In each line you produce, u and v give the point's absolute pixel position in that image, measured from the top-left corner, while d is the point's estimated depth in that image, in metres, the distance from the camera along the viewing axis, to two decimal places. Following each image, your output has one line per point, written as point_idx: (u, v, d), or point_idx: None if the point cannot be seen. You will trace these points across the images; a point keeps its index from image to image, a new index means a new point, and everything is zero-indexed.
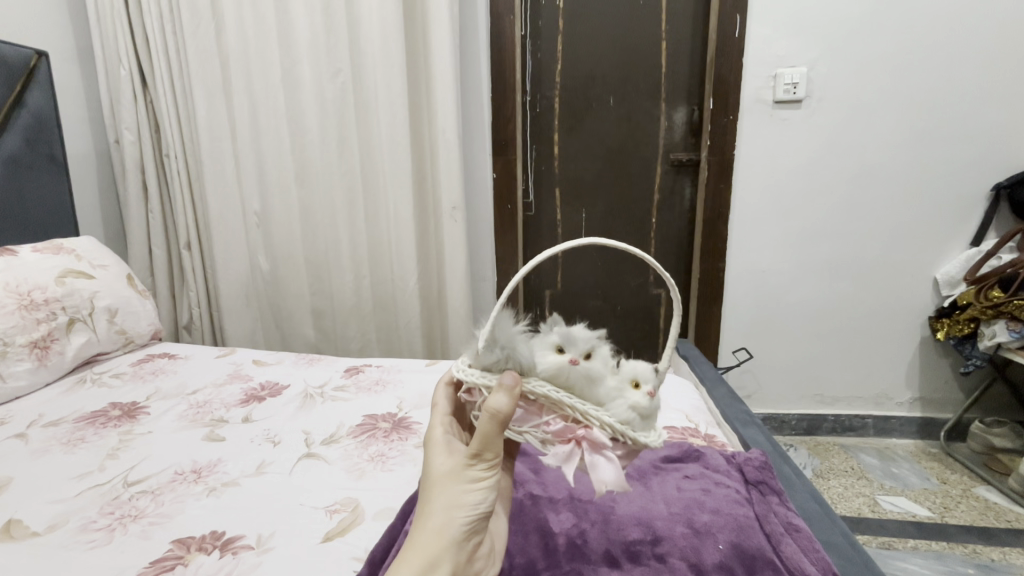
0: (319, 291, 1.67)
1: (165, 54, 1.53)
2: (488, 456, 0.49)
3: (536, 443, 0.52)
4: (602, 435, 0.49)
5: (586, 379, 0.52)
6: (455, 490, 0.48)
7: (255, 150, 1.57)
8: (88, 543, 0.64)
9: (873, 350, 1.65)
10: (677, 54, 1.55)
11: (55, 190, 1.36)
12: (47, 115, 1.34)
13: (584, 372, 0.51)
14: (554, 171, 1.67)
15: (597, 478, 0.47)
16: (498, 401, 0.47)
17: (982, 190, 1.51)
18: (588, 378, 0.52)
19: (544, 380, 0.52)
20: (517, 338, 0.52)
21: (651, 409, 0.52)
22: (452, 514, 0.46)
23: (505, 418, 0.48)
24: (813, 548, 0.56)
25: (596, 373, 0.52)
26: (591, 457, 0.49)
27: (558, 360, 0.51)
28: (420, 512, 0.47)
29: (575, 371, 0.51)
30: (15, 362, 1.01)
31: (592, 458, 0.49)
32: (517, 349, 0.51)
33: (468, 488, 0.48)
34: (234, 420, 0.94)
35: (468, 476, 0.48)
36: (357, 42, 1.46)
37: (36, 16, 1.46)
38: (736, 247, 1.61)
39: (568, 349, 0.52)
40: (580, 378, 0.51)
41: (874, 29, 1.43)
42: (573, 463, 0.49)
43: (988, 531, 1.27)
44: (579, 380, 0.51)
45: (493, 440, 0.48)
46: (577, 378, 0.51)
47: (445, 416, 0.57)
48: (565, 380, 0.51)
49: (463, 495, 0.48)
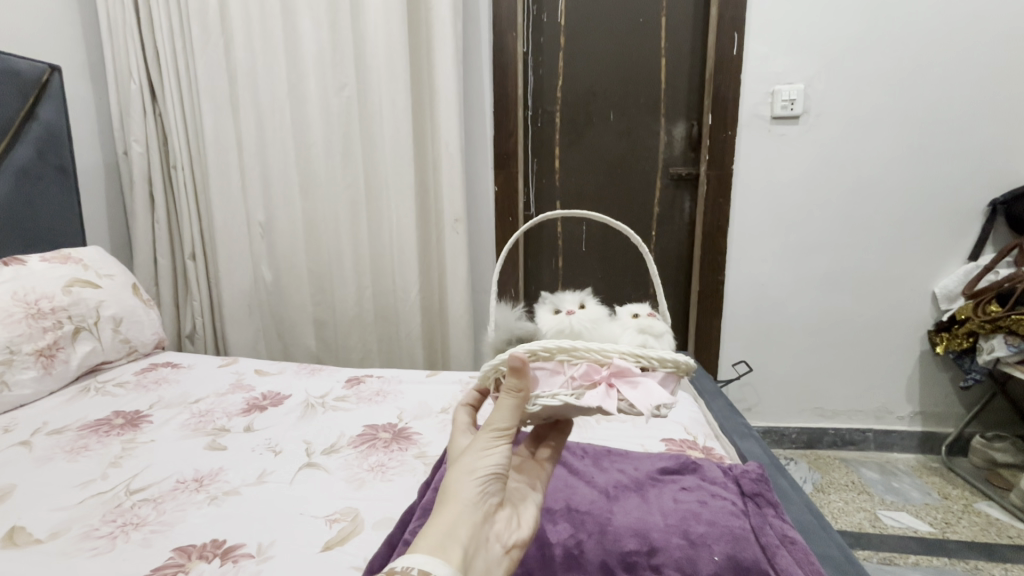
0: (321, 302, 1.69)
1: (174, 69, 1.56)
2: (500, 424, 0.49)
3: (568, 396, 0.51)
4: (628, 363, 0.51)
5: (590, 323, 0.62)
6: (473, 462, 0.48)
7: (261, 163, 1.60)
8: (90, 551, 0.64)
9: (872, 362, 1.66)
10: (677, 70, 1.58)
11: (66, 201, 1.39)
12: (59, 128, 1.37)
13: (587, 317, 0.63)
14: (555, 185, 1.69)
15: (642, 404, 0.49)
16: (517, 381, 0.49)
17: (978, 206, 1.52)
18: (592, 322, 0.62)
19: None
20: (514, 320, 0.66)
21: (659, 330, 0.62)
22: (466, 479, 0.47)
23: (523, 388, 0.50)
24: (808, 561, 0.56)
25: (595, 317, 0.63)
26: (598, 391, 0.50)
27: (557, 319, 0.63)
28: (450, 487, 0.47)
29: (574, 318, 0.62)
30: (20, 370, 1.02)
31: (614, 391, 0.51)
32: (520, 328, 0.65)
33: (480, 457, 0.48)
34: (235, 429, 0.95)
35: (480, 445, 0.48)
36: (363, 58, 1.50)
37: (47, 32, 1.50)
38: (736, 259, 1.62)
39: (543, 312, 0.65)
40: (585, 322, 0.62)
41: (868, 48, 1.46)
42: (612, 400, 0.50)
43: (991, 547, 1.26)
44: (583, 323, 0.62)
45: (503, 407, 0.50)
46: (581, 323, 0.62)
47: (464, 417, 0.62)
48: (572, 331, 0.61)
49: (476, 467, 0.48)
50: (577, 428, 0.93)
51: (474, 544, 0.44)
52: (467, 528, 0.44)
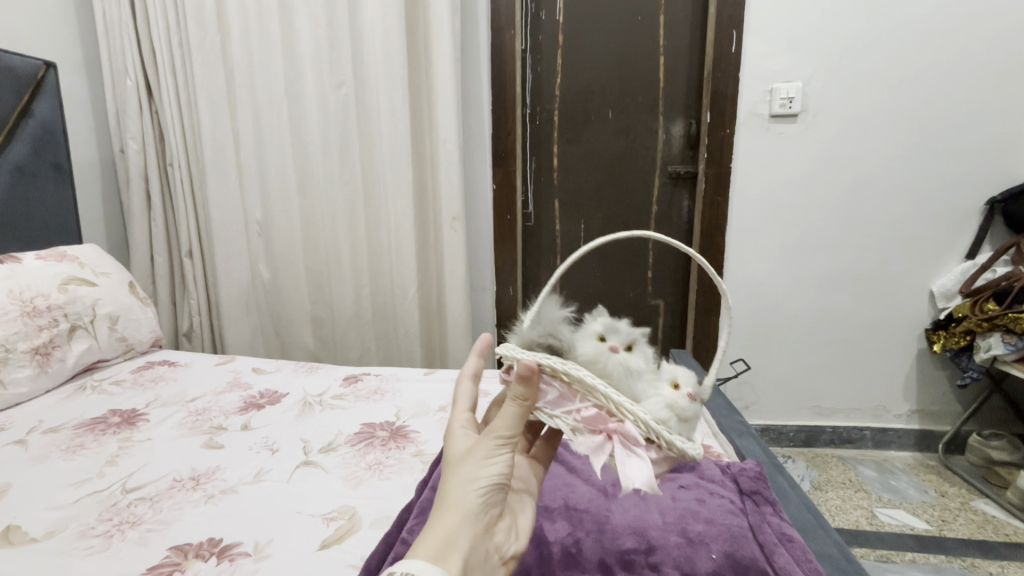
0: (319, 300, 1.68)
1: (171, 66, 1.55)
2: (503, 432, 0.49)
3: (565, 428, 0.53)
4: (634, 431, 0.49)
5: (625, 369, 0.55)
6: (475, 471, 0.47)
7: (258, 161, 1.59)
8: (86, 549, 0.64)
9: (870, 361, 1.66)
10: (675, 68, 1.57)
11: (62, 198, 1.38)
12: (55, 125, 1.37)
13: (627, 362, 0.56)
14: (553, 183, 1.68)
15: (626, 475, 0.48)
16: (523, 392, 0.49)
17: (976, 205, 1.52)
18: (627, 368, 0.55)
19: (544, 344, 0.56)
20: (560, 323, 0.58)
21: (690, 411, 0.54)
22: (468, 488, 0.46)
23: (529, 399, 0.49)
24: (805, 558, 0.55)
25: (634, 367, 0.56)
26: (593, 440, 0.50)
27: (599, 348, 0.56)
28: (448, 495, 0.46)
29: (614, 358, 0.55)
30: (16, 369, 1.02)
31: (609, 446, 0.50)
32: (561, 331, 0.57)
33: (482, 465, 0.48)
34: (232, 427, 0.94)
35: (483, 454, 0.48)
36: (360, 55, 1.49)
37: (43, 29, 1.49)
38: (733, 258, 1.62)
39: (587, 331, 0.58)
40: (619, 367, 0.55)
41: (866, 47, 1.46)
42: (602, 455, 0.50)
43: (988, 545, 1.27)
44: (617, 368, 0.55)
45: (506, 414, 0.49)
46: (616, 368, 0.55)
47: (464, 411, 0.59)
48: (603, 367, 0.55)
49: (478, 476, 0.47)
50: None
51: (476, 555, 0.44)
52: (469, 539, 0.44)
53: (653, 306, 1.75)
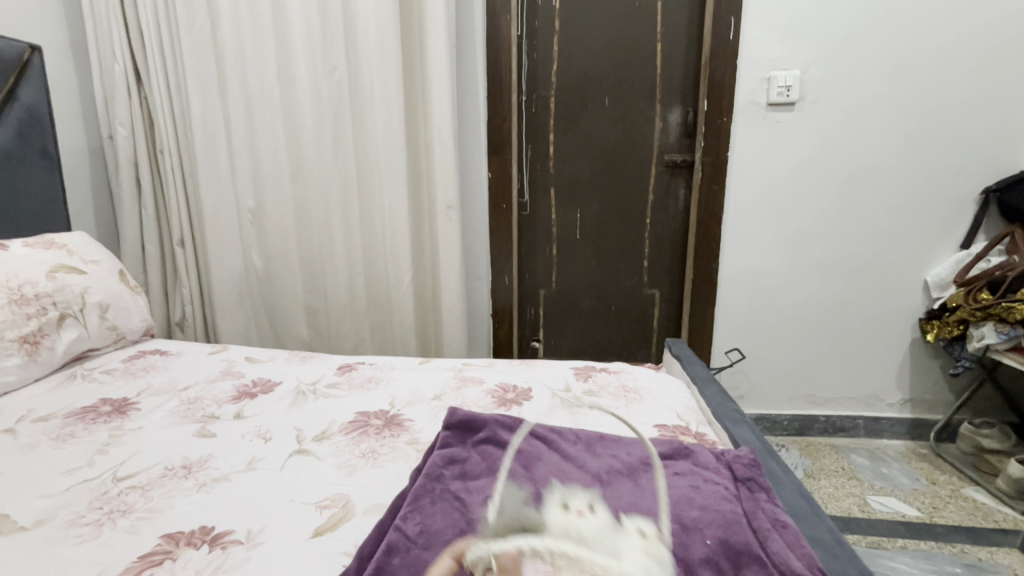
0: (313, 289, 1.67)
1: (160, 50, 1.52)
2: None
3: None
4: None
5: (597, 531, 0.50)
6: None
7: (250, 147, 1.57)
8: (76, 538, 0.63)
9: (864, 350, 1.67)
10: (673, 55, 1.56)
11: (49, 185, 1.36)
12: (40, 109, 1.34)
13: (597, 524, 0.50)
14: (549, 171, 1.67)
15: None
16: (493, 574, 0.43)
17: (971, 195, 1.52)
18: (598, 528, 0.50)
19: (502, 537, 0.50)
20: (523, 503, 0.54)
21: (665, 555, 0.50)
22: None
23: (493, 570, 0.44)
24: (798, 545, 0.57)
25: (605, 527, 0.50)
26: None
27: (565, 516, 0.51)
28: None
29: (581, 521, 0.51)
30: (4, 357, 1.00)
31: None
32: (522, 516, 0.52)
33: None
34: (225, 416, 0.93)
35: None
36: (353, 39, 1.46)
37: (28, 11, 1.46)
38: (729, 248, 1.62)
39: (548, 502, 0.53)
40: (592, 529, 0.49)
41: (864, 34, 1.45)
42: None
43: (977, 531, 1.28)
44: (591, 530, 0.49)
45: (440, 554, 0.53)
46: (589, 530, 0.49)
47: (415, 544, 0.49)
48: (577, 533, 0.49)
49: None
50: (570, 414, 0.93)
51: None
52: None
53: (649, 295, 1.75)
